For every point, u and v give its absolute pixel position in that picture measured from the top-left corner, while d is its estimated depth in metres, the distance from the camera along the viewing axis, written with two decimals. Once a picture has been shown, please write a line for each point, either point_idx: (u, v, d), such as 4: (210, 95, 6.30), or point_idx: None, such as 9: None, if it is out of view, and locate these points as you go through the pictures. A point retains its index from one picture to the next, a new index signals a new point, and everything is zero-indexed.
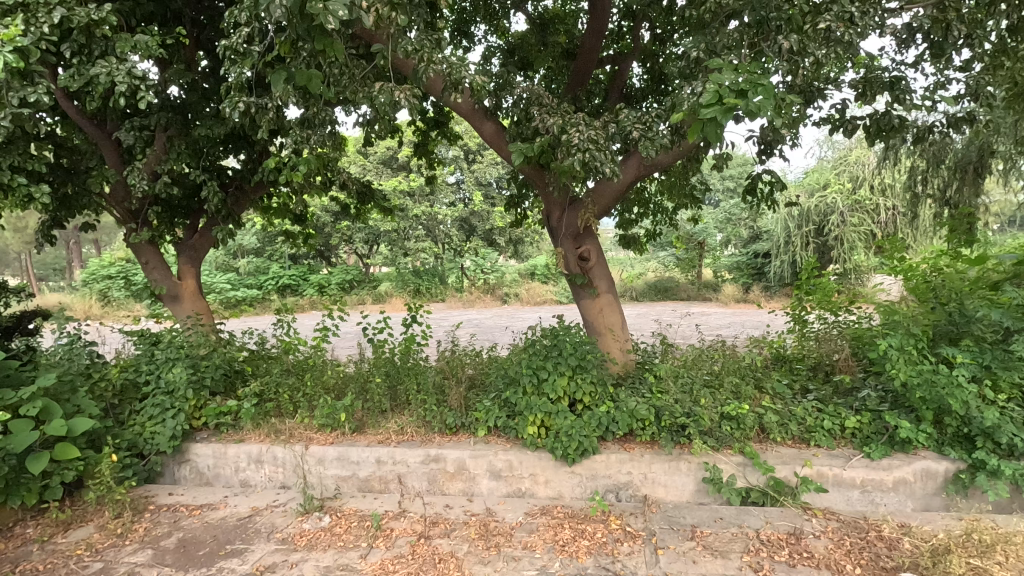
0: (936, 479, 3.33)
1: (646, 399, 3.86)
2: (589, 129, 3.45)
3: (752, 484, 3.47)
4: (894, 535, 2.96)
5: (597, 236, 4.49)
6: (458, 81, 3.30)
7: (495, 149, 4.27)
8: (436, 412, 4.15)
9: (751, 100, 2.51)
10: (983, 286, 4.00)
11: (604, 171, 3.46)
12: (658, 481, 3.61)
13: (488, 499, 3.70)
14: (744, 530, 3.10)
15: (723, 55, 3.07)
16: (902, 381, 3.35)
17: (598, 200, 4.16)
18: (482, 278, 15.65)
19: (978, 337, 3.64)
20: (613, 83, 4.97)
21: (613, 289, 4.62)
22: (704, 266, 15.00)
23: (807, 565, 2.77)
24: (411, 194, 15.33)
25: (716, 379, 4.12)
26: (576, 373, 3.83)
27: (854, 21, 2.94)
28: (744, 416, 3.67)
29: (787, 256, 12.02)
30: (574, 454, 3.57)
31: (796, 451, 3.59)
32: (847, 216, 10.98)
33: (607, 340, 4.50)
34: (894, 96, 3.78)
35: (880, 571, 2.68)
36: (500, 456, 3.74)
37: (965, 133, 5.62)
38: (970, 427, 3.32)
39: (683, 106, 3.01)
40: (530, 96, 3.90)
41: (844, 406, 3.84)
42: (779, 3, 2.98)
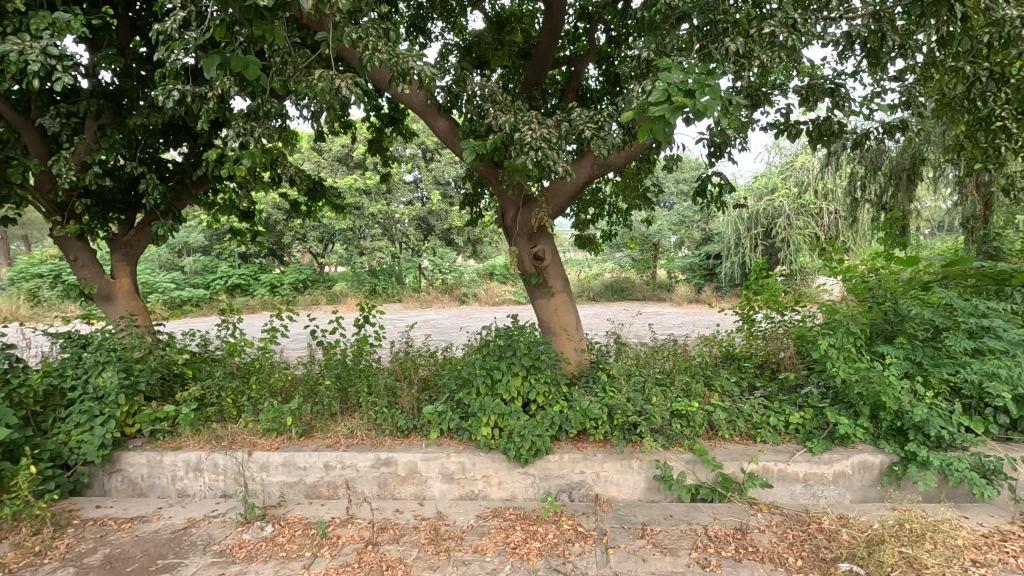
0: (872, 471, 3.46)
1: (599, 398, 3.88)
2: (541, 127, 3.43)
3: (701, 481, 3.53)
4: (833, 526, 3.05)
5: (552, 236, 4.48)
6: (409, 74, 3.23)
7: (449, 145, 4.21)
8: (387, 414, 4.05)
9: (699, 100, 2.53)
10: (916, 286, 4.19)
11: (556, 170, 3.45)
12: (610, 480, 3.62)
13: (440, 503, 3.63)
14: (692, 527, 3.14)
15: (672, 57, 3.10)
16: (842, 378, 3.47)
17: (553, 199, 4.14)
18: (440, 277, 15.63)
19: (910, 334, 3.85)
20: (569, 83, 4.98)
21: (568, 289, 4.62)
22: (659, 266, 15.30)
23: (752, 559, 2.82)
24: (368, 192, 14.97)
25: (667, 378, 4.18)
26: (531, 373, 3.80)
27: (797, 27, 3.02)
28: (694, 413, 3.73)
29: (736, 257, 12.42)
30: (527, 455, 3.53)
31: (743, 447, 3.67)
32: (793, 219, 11.39)
33: (562, 340, 4.50)
34: (835, 102, 3.93)
35: (821, 563, 2.74)
36: (452, 459, 3.67)
37: (899, 141, 5.90)
38: (902, 420, 3.46)
39: (633, 104, 3.02)
40: (484, 92, 3.85)
41: (788, 402, 3.97)
42: (727, 8, 3.06)
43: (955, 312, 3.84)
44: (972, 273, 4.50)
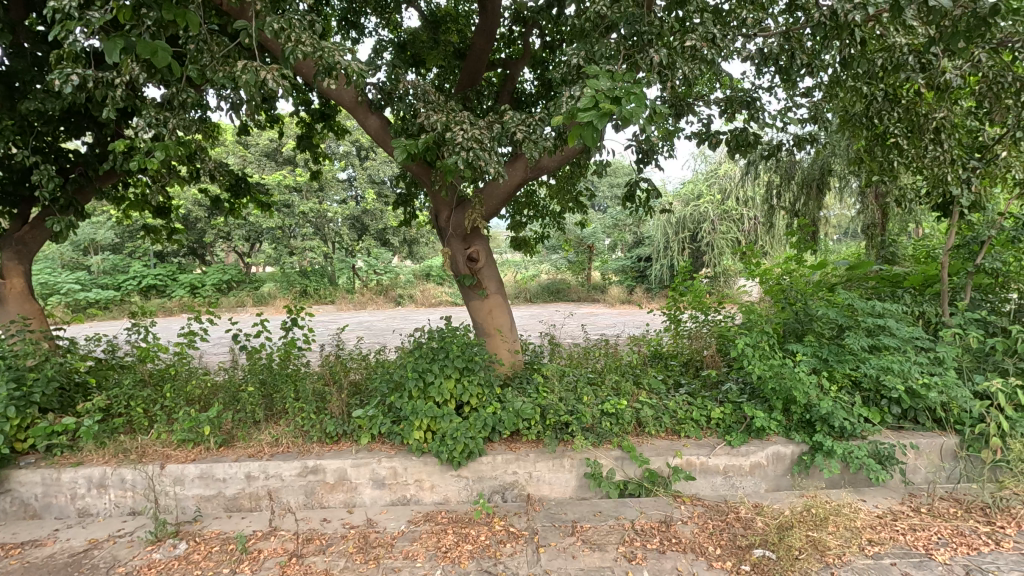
0: (784, 461, 3.69)
1: (531, 398, 3.91)
2: (474, 128, 3.43)
3: (629, 477, 3.64)
4: (749, 515, 3.23)
5: (485, 237, 4.49)
6: (336, 69, 3.14)
7: (381, 144, 4.13)
8: (315, 420, 3.89)
9: (625, 107, 2.61)
10: (823, 288, 4.51)
11: (488, 172, 3.45)
12: (542, 479, 3.66)
13: (370, 510, 3.55)
14: (620, 522, 3.23)
15: (600, 64, 3.18)
16: (758, 374, 3.69)
17: (487, 200, 4.15)
18: (374, 279, 15.20)
19: (818, 332, 4.14)
20: (504, 86, 5.00)
21: (502, 290, 4.64)
22: (593, 268, 15.69)
23: (675, 550, 2.94)
24: (298, 189, 14.38)
25: (598, 378, 4.29)
26: (464, 375, 3.78)
27: (716, 42, 3.20)
28: (622, 411, 3.84)
29: (665, 260, 12.94)
30: (459, 457, 3.50)
31: (668, 442, 3.81)
32: (717, 224, 11.93)
33: (496, 341, 4.51)
34: (751, 114, 4.18)
35: (738, 550, 2.89)
36: (384, 464, 3.59)
37: (810, 152, 6.34)
38: (811, 413, 3.71)
39: (563, 109, 3.06)
40: (415, 90, 3.81)
41: (710, 398, 4.17)
42: (652, 20, 3.18)
43: (856, 312, 4.16)
44: (871, 275, 4.91)
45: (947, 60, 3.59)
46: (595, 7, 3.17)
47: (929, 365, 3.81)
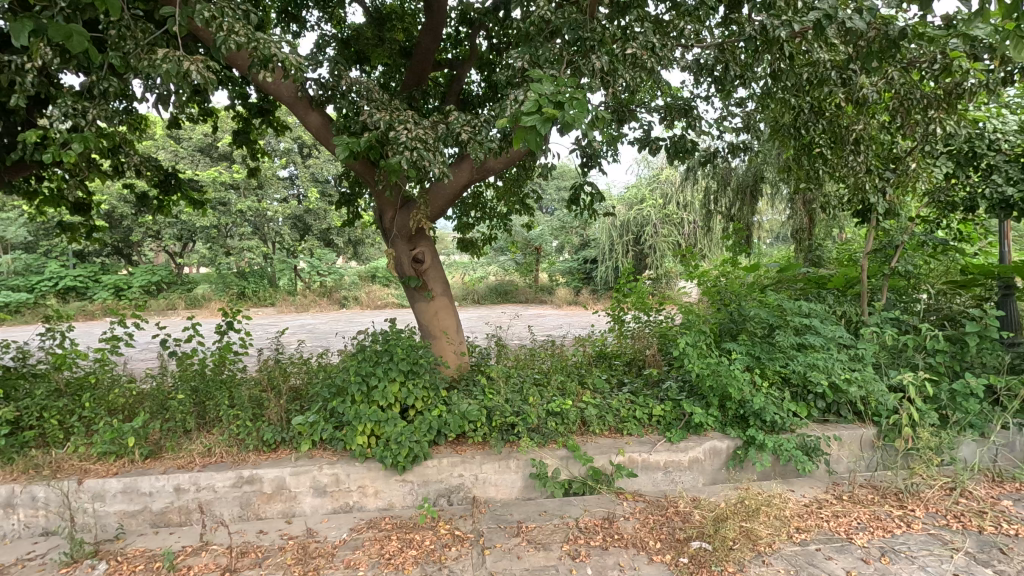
0: (720, 455, 3.83)
1: (478, 400, 3.90)
2: (418, 128, 3.39)
3: (574, 475, 3.69)
4: (687, 509, 3.34)
5: (431, 239, 4.46)
6: (272, 61, 3.03)
7: (322, 142, 4.02)
8: (251, 428, 3.72)
9: (567, 112, 2.64)
10: (755, 290, 4.74)
11: (432, 172, 3.42)
12: (488, 481, 3.65)
13: (310, 519, 3.43)
14: (564, 520, 3.27)
15: (545, 68, 3.21)
16: (696, 372, 3.83)
17: (432, 201, 4.11)
18: (318, 280, 14.91)
19: (751, 331, 4.35)
20: (451, 86, 4.97)
21: (448, 292, 4.61)
22: (541, 270, 15.87)
23: (617, 546, 3.00)
24: (235, 187, 13.75)
25: (545, 378, 4.33)
26: (409, 379, 3.73)
27: (656, 51, 3.28)
28: (567, 411, 3.89)
29: (610, 261, 13.24)
30: (404, 462, 3.44)
31: (612, 440, 3.90)
32: (659, 227, 12.26)
33: (442, 344, 4.47)
34: (689, 122, 4.34)
35: (676, 543, 2.98)
36: (325, 471, 3.49)
37: (744, 160, 6.66)
38: (744, 409, 3.89)
39: (507, 111, 3.07)
40: (358, 87, 3.72)
41: (651, 397, 4.29)
42: (594, 27, 3.26)
43: (786, 312, 4.40)
44: (800, 277, 5.21)
45: (865, 77, 3.85)
46: (539, 11, 3.20)
47: (850, 361, 4.07)
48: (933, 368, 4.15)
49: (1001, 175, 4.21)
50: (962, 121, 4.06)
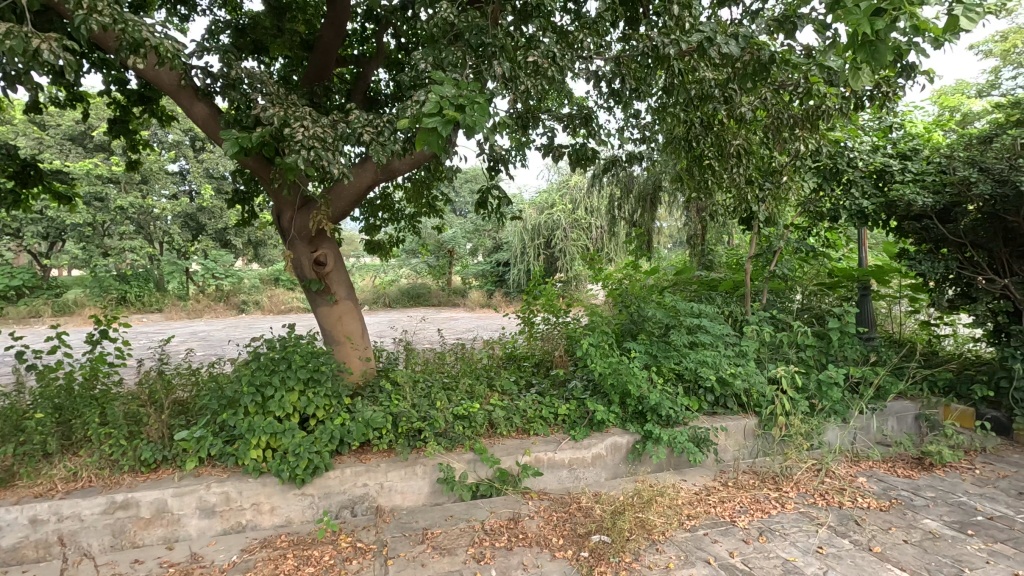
0: (621, 451, 4.00)
1: (383, 406, 3.80)
2: (315, 125, 3.24)
3: (481, 478, 3.71)
4: (589, 504, 3.46)
5: (334, 240, 4.30)
6: (144, 46, 2.81)
7: (210, 135, 3.75)
8: (126, 447, 3.37)
9: (468, 116, 2.65)
10: (651, 292, 5.02)
11: (332, 172, 3.29)
12: (394, 489, 3.56)
13: (195, 543, 3.17)
14: (470, 523, 3.27)
15: (448, 71, 3.19)
16: (598, 371, 3.99)
17: (334, 202, 3.96)
18: (213, 283, 13.85)
19: (649, 331, 4.61)
20: (356, 83, 4.82)
21: (353, 296, 4.46)
22: (454, 273, 15.85)
23: (522, 545, 3.04)
24: (115, 181, 12.48)
25: (453, 382, 4.30)
26: (309, 387, 3.56)
27: (557, 60, 3.39)
28: (475, 414, 3.89)
29: (522, 264, 13.46)
30: (303, 474, 3.28)
31: (519, 441, 3.95)
32: (569, 231, 12.58)
33: (346, 349, 4.31)
34: (590, 131, 4.51)
35: (577, 538, 3.07)
36: (213, 490, 3.24)
37: (643, 169, 7.03)
38: (643, 405, 4.09)
39: (407, 112, 3.02)
40: (249, 79, 3.50)
41: (558, 396, 4.41)
42: (495, 33, 3.29)
43: (679, 313, 4.69)
44: (694, 280, 5.59)
45: (745, 96, 4.20)
46: (442, 13, 3.19)
47: (735, 357, 4.41)
48: (804, 362, 4.60)
49: (858, 190, 4.76)
50: (825, 140, 4.55)
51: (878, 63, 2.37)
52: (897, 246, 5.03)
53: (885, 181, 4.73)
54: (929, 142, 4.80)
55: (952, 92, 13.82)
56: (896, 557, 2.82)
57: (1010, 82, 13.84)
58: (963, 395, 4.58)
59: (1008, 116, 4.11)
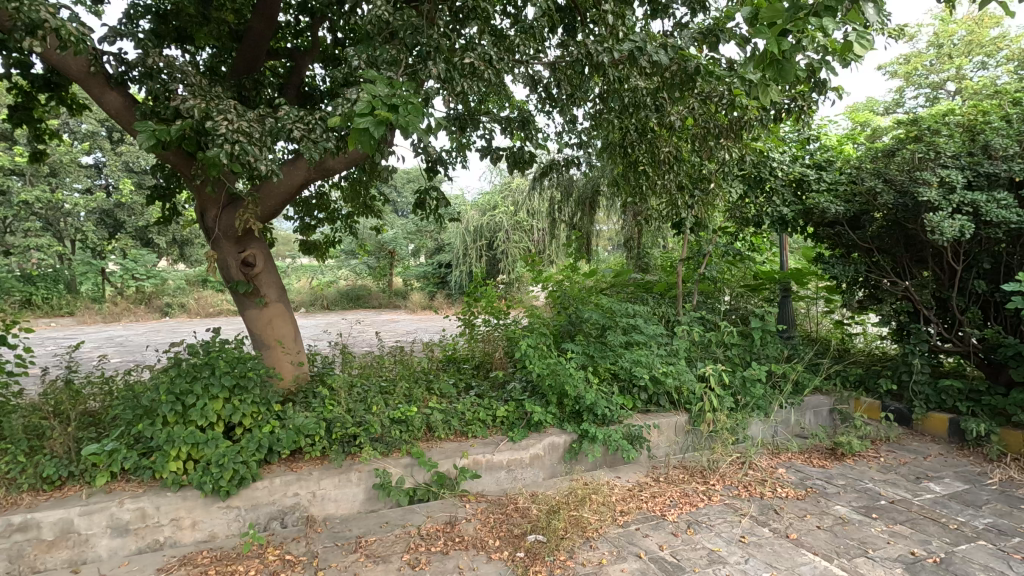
0: (558, 450, 4.05)
1: (316, 412, 3.66)
2: (241, 120, 3.09)
3: (418, 482, 3.66)
4: (526, 504, 3.48)
5: (264, 240, 4.13)
6: (42, 28, 2.62)
7: (125, 126, 3.51)
8: (26, 464, 3.09)
9: (401, 116, 2.62)
10: (589, 293, 5.14)
11: (259, 169, 3.15)
12: (327, 498, 3.45)
13: (105, 565, 2.94)
14: (406, 529, 3.22)
15: (382, 70, 3.12)
16: (536, 372, 4.03)
17: (264, 200, 3.81)
18: (133, 284, 13.12)
19: (587, 332, 4.71)
20: (289, 78, 4.64)
21: (285, 298, 4.30)
22: (395, 275, 15.63)
23: (458, 548, 3.02)
24: (19, 173, 11.47)
25: (391, 385, 4.21)
26: (235, 394, 3.39)
27: (492, 63, 3.47)
28: (413, 418, 3.82)
29: (464, 266, 13.41)
30: (227, 486, 3.12)
31: (457, 443, 3.92)
32: (511, 233, 12.61)
33: (277, 354, 4.14)
34: (527, 134, 4.56)
35: (513, 539, 3.08)
36: (126, 507, 3.02)
37: (582, 173, 7.16)
38: (579, 405, 4.16)
39: (339, 110, 2.93)
40: (168, 69, 3.30)
41: (497, 398, 4.41)
42: (431, 34, 3.25)
43: (615, 314, 4.81)
44: (630, 282, 5.76)
45: (676, 105, 4.37)
46: (376, 10, 3.13)
47: (667, 357, 4.57)
48: (730, 360, 4.85)
49: (779, 197, 5.05)
50: (749, 149, 4.80)
51: (783, 81, 2.53)
52: (815, 250, 5.37)
53: (803, 190, 5.04)
54: (842, 154, 5.15)
55: (863, 109, 14.95)
56: (810, 542, 3.01)
57: (912, 102, 15.13)
58: (871, 388, 4.98)
59: (910, 131, 4.47)
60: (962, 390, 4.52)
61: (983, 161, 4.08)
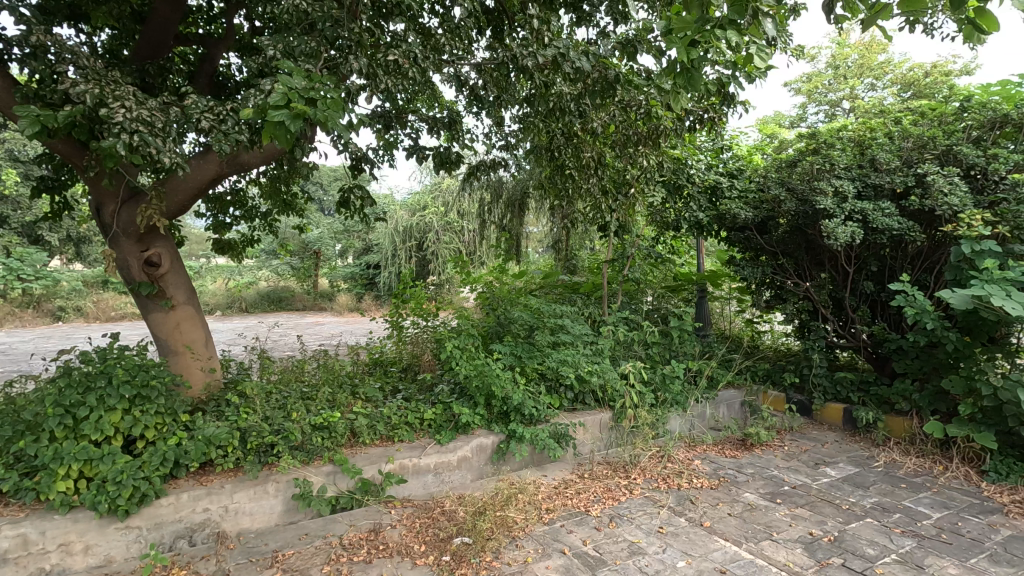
0: (486, 451, 4.04)
1: (228, 422, 3.45)
2: (141, 107, 2.86)
3: (341, 490, 3.53)
4: (453, 507, 3.44)
5: (170, 238, 3.85)
6: None
7: (3, 110, 3.15)
8: None
9: (320, 110, 2.52)
10: (518, 295, 5.19)
11: (162, 161, 2.92)
12: (241, 512, 3.25)
13: None
14: (327, 540, 3.11)
15: (300, 62, 3.00)
16: (463, 374, 4.03)
17: (169, 195, 3.55)
18: (19, 287, 11.59)
19: (515, 333, 4.74)
20: (200, 65, 4.38)
21: (194, 300, 4.02)
22: (319, 275, 15.21)
23: (381, 556, 2.95)
24: None
25: (313, 391, 4.04)
26: (136, 405, 3.13)
27: (417, 62, 3.40)
28: (336, 424, 3.68)
29: (392, 268, 13.14)
30: (126, 505, 2.87)
31: (382, 449, 3.82)
32: (442, 233, 12.42)
33: (185, 360, 3.87)
34: (453, 134, 4.54)
35: (439, 543, 3.05)
36: (5, 534, 2.71)
37: (511, 176, 7.22)
38: (507, 405, 4.18)
39: (252, 102, 2.78)
40: (56, 49, 3.00)
41: (424, 401, 4.35)
42: (353, 28, 3.17)
43: (543, 314, 4.88)
44: (559, 284, 5.87)
45: (599, 111, 4.50)
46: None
47: (592, 356, 4.69)
48: (651, 358, 5.07)
49: (695, 203, 5.35)
50: (667, 157, 5.03)
51: (691, 89, 2.66)
52: (728, 254, 5.70)
53: (717, 197, 5.35)
54: (751, 164, 5.51)
55: (772, 122, 16.04)
56: (722, 529, 3.19)
57: (814, 117, 16.40)
58: (777, 381, 5.35)
59: (808, 144, 4.85)
60: (854, 381, 4.96)
61: (870, 173, 4.50)
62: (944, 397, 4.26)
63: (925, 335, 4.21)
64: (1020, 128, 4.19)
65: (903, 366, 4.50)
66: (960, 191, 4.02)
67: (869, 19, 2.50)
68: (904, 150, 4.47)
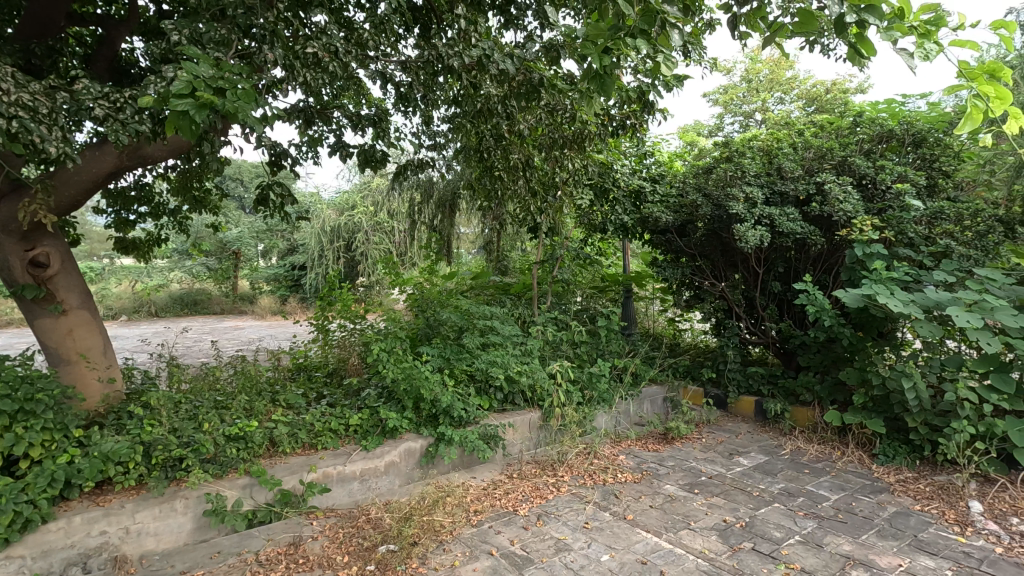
0: (415, 456, 3.96)
1: (129, 435, 3.17)
2: (22, 91, 2.58)
3: (259, 503, 3.35)
4: (378, 514, 3.35)
5: (61, 236, 3.50)
6: None
7: None
8: None
9: (229, 101, 2.38)
10: (447, 296, 5.14)
11: (47, 151, 2.65)
12: (144, 533, 3.00)
13: None
14: (242, 557, 2.94)
15: (209, 50, 2.81)
16: (391, 378, 3.94)
17: (59, 189, 3.23)
18: None
19: (444, 335, 4.69)
20: (98, 49, 4.03)
21: (89, 305, 3.69)
22: (240, 277, 14.42)
23: (301, 571, 2.82)
24: None
25: (228, 399, 3.81)
26: (18, 421, 2.82)
27: (339, 56, 3.29)
28: (252, 433, 3.49)
29: (319, 268, 12.66)
30: (6, 533, 2.58)
31: (303, 458, 3.66)
32: (371, 234, 12.12)
33: (80, 370, 3.54)
34: (379, 131, 4.43)
35: (363, 552, 2.96)
36: None
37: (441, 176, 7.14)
38: (436, 408, 4.12)
39: (154, 90, 2.58)
40: None
41: (349, 406, 4.20)
42: (269, 16, 3.01)
43: (473, 316, 4.86)
44: (489, 284, 5.88)
45: (526, 113, 4.54)
46: None
47: (522, 356, 4.71)
48: (579, 357, 5.18)
49: (620, 206, 5.55)
50: (593, 160, 5.16)
51: (605, 94, 2.70)
52: (651, 256, 5.92)
53: (641, 201, 5.55)
54: (672, 169, 5.76)
55: (692, 130, 16.84)
56: (644, 521, 3.30)
57: (730, 127, 17.38)
58: (697, 377, 5.62)
59: (723, 153, 5.12)
60: (765, 375, 5.29)
61: (777, 180, 4.81)
62: (842, 388, 4.63)
63: (825, 331, 4.56)
64: (903, 143, 4.63)
65: (807, 360, 4.85)
66: (853, 199, 4.38)
67: (769, 37, 2.66)
68: (806, 160, 4.83)
